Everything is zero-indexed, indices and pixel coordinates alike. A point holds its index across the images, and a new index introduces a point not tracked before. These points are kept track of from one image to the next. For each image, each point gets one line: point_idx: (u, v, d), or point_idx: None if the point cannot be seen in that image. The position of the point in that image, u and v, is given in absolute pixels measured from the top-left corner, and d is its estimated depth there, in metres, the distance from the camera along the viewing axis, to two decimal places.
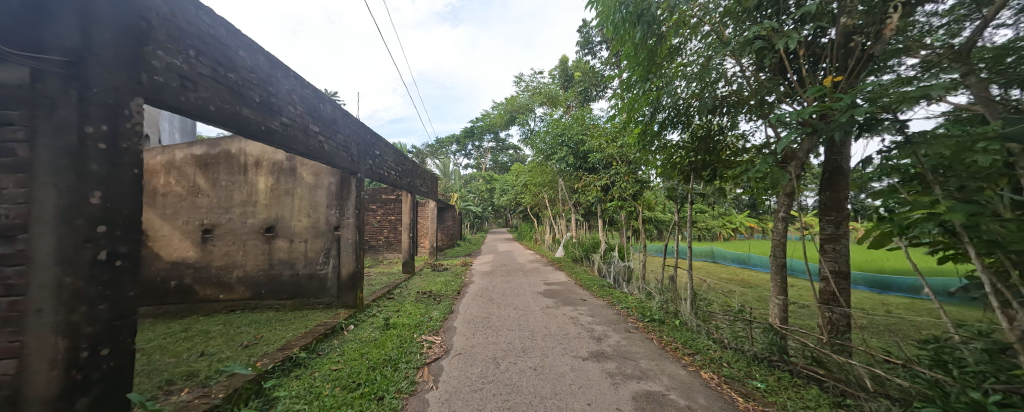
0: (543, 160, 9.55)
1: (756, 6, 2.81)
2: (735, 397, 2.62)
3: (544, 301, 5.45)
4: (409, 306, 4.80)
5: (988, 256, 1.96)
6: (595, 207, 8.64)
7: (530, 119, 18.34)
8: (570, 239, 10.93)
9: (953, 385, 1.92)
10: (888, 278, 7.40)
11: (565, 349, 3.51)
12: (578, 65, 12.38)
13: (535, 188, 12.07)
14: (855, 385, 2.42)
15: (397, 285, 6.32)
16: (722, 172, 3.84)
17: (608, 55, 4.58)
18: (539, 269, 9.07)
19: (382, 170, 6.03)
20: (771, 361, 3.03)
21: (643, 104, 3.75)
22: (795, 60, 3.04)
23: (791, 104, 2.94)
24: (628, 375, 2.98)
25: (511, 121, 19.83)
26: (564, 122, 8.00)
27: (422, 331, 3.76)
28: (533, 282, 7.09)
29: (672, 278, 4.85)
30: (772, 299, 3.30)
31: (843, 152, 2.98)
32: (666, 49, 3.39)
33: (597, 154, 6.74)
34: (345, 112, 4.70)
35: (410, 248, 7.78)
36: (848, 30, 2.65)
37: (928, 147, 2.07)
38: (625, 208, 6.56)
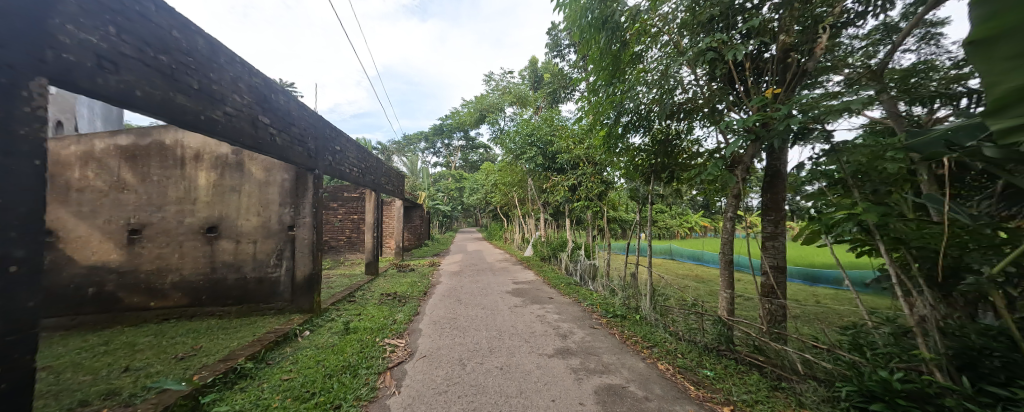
0: (513, 160, 9.61)
1: (709, 20, 3.02)
2: (687, 386, 2.79)
3: (511, 301, 5.47)
4: (371, 309, 4.60)
5: (894, 251, 2.25)
6: (563, 206, 8.84)
7: (501, 119, 18.38)
8: (539, 238, 11.10)
9: (866, 366, 2.18)
10: (818, 272, 8.29)
11: (531, 347, 3.55)
12: (548, 67, 12.62)
13: (505, 187, 12.11)
14: (789, 369, 2.68)
15: (360, 287, 6.04)
16: (679, 174, 4.07)
17: (576, 59, 4.69)
18: (508, 268, 9.10)
19: (343, 167, 5.73)
20: (720, 351, 3.26)
21: (608, 108, 3.88)
22: (743, 72, 3.30)
23: (739, 112, 3.18)
24: (591, 370, 3.07)
25: (481, 120, 19.76)
26: (533, 122, 8.10)
27: (385, 335, 3.63)
28: (502, 281, 7.10)
29: (633, 275, 5.07)
30: (721, 292, 3.56)
31: (782, 158, 3.27)
32: (629, 56, 3.53)
33: (565, 155, 6.90)
34: (301, 103, 4.40)
35: (374, 248, 7.48)
36: (787, 47, 2.91)
37: (850, 155, 2.33)
38: (591, 208, 6.77)
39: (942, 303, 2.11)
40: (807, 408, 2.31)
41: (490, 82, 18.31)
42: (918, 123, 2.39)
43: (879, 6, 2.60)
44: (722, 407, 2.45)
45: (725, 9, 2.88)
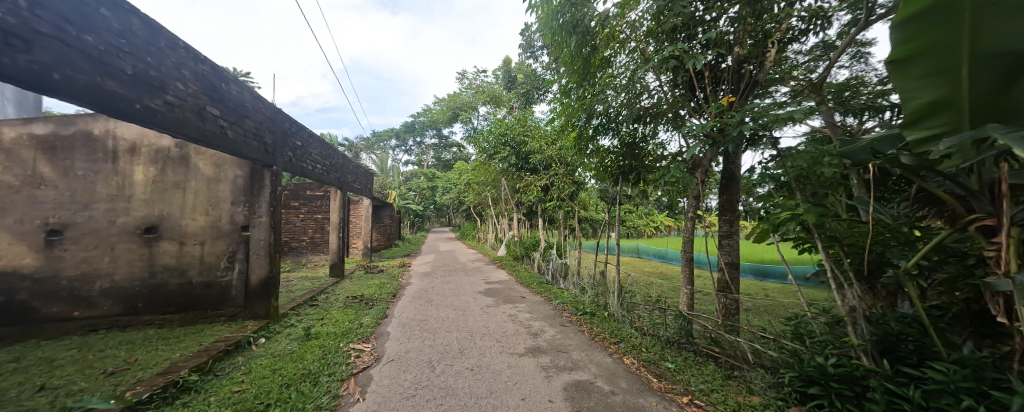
0: (486, 160, 9.57)
1: (672, 30, 3.18)
2: (650, 379, 2.92)
3: (483, 301, 5.44)
4: (336, 313, 4.39)
5: (830, 248, 2.48)
6: (536, 206, 8.92)
7: (475, 118, 18.29)
8: (512, 238, 11.14)
9: (805, 353, 2.39)
10: (767, 267, 8.98)
11: (502, 347, 3.55)
12: (522, 68, 12.73)
13: (479, 187, 12.04)
14: (741, 359, 2.88)
15: (324, 291, 5.75)
16: (645, 176, 4.24)
17: (549, 61, 4.75)
18: (481, 268, 9.06)
19: (305, 163, 5.42)
20: (681, 344, 3.43)
21: (579, 110, 3.97)
22: (702, 80, 3.49)
23: (699, 118, 3.37)
24: (561, 367, 3.12)
25: (454, 118, 19.54)
26: (507, 122, 8.11)
27: (350, 339, 3.47)
28: (475, 281, 7.05)
29: (602, 273, 5.22)
30: (681, 288, 3.75)
31: (736, 162, 3.51)
32: (598, 60, 3.63)
33: (537, 155, 6.98)
34: (256, 95, 4.10)
35: (340, 249, 7.16)
36: (741, 59, 3.13)
37: (793, 160, 2.54)
38: (562, 208, 6.89)
39: (865, 295, 2.37)
40: (755, 394, 2.52)
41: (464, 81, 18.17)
42: (851, 133, 2.65)
43: (819, 25, 2.86)
44: (682, 398, 2.59)
45: (686, 19, 3.04)
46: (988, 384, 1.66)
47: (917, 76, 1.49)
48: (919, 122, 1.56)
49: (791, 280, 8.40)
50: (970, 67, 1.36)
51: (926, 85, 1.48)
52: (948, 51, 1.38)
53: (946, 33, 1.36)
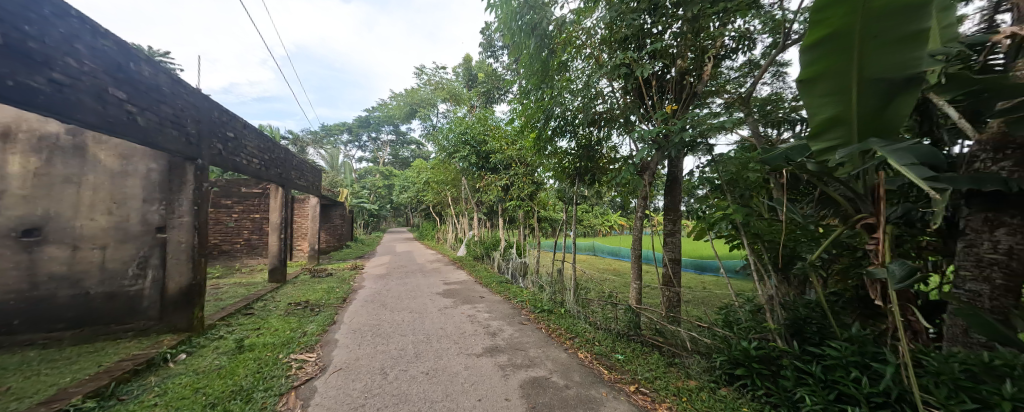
0: (446, 159, 9.38)
1: (623, 39, 3.36)
2: (602, 370, 3.06)
3: (440, 303, 5.31)
4: (275, 322, 4.02)
5: (754, 245, 2.78)
6: (496, 206, 8.94)
7: (435, 115, 17.88)
8: (472, 237, 11.04)
9: (733, 338, 2.67)
10: (704, 262, 9.89)
11: (459, 348, 3.50)
12: (482, 67, 12.72)
13: (439, 186, 11.76)
14: (681, 347, 3.14)
15: (262, 298, 5.23)
16: (599, 177, 4.45)
17: (509, 61, 4.78)
18: (440, 268, 8.84)
19: (237, 157, 4.88)
20: (630, 336, 3.64)
21: (538, 111, 4.04)
22: (650, 89, 3.74)
23: (646, 124, 3.61)
24: (517, 365, 3.16)
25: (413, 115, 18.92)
26: (468, 121, 8.03)
27: (291, 350, 3.19)
28: (433, 283, 6.88)
29: (560, 271, 5.37)
30: (631, 284, 3.97)
31: (679, 165, 3.80)
32: (556, 63, 3.73)
33: (498, 155, 7.01)
34: (174, 77, 3.61)
35: (281, 252, 6.58)
36: (683, 72, 3.41)
37: (726, 165, 2.81)
38: (522, 207, 6.99)
39: (781, 284, 2.68)
40: (692, 378, 2.76)
41: (424, 76, 17.67)
42: (772, 142, 3.00)
43: (746, 46, 3.20)
44: (629, 386, 2.76)
45: (636, 31, 3.23)
46: (869, 357, 1.97)
47: (819, 95, 1.78)
48: (820, 136, 1.85)
49: (724, 272, 9.34)
50: (857, 89, 1.67)
51: (827, 102, 1.77)
52: (841, 74, 1.68)
53: (839, 60, 1.66)
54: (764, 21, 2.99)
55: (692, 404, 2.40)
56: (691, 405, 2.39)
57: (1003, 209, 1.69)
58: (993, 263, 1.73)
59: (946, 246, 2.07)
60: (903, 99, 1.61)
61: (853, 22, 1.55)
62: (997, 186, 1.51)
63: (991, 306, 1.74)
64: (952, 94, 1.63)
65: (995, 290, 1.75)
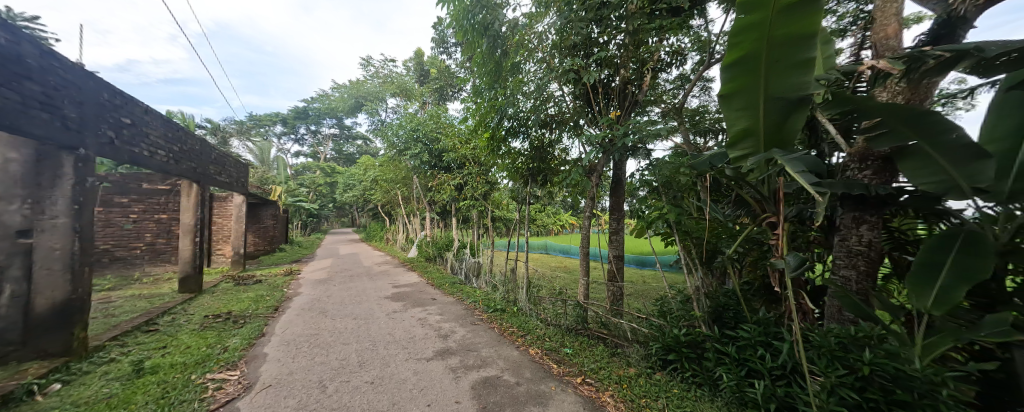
0: (396, 156, 8.97)
1: (573, 46, 3.50)
2: (551, 365, 3.17)
3: (388, 307, 5.06)
4: (188, 338, 3.49)
5: (685, 241, 3.09)
6: (450, 206, 8.77)
7: (382, 110, 17.26)
8: (424, 238, 10.70)
9: (667, 327, 2.94)
10: (644, 258, 10.74)
11: (409, 353, 3.37)
12: (435, 63, 12.41)
13: (388, 185, 11.21)
14: (623, 337, 3.37)
15: (171, 311, 4.51)
16: (550, 178, 4.58)
17: (461, 59, 4.72)
18: (389, 271, 8.42)
19: (136, 147, 4.14)
20: (577, 330, 3.82)
21: (491, 111, 4.06)
22: (597, 95, 3.94)
23: (593, 128, 3.81)
24: (469, 366, 3.13)
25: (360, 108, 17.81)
26: (419, 117, 7.86)
27: (207, 369, 2.79)
28: (381, 286, 6.52)
29: (512, 270, 5.42)
30: (580, 280, 4.15)
31: (622, 168, 4.07)
32: (508, 65, 3.76)
33: (451, 154, 6.89)
34: (45, 48, 2.94)
35: (196, 258, 5.76)
36: (626, 81, 3.66)
37: (663, 168, 3.09)
38: (475, 207, 6.93)
39: (706, 276, 3.02)
40: (632, 366, 2.98)
41: (372, 68, 16.74)
42: (700, 149, 3.36)
43: (678, 61, 3.55)
44: (576, 379, 2.89)
45: (584, 39, 3.38)
46: (771, 336, 2.30)
47: (735, 109, 2.02)
48: (736, 145, 2.10)
49: (659, 266, 10.32)
50: (763, 105, 1.95)
51: (740, 116, 2.02)
52: (750, 91, 1.94)
53: (748, 80, 1.92)
54: (693, 40, 3.33)
55: (632, 390, 2.59)
56: (630, 391, 2.57)
57: (865, 209, 2.12)
58: (858, 254, 2.16)
59: (827, 240, 2.51)
60: (796, 115, 1.90)
61: (759, 47, 1.80)
62: (861, 190, 1.86)
63: (858, 288, 2.18)
64: (835, 111, 1.87)
65: (860, 275, 2.17)
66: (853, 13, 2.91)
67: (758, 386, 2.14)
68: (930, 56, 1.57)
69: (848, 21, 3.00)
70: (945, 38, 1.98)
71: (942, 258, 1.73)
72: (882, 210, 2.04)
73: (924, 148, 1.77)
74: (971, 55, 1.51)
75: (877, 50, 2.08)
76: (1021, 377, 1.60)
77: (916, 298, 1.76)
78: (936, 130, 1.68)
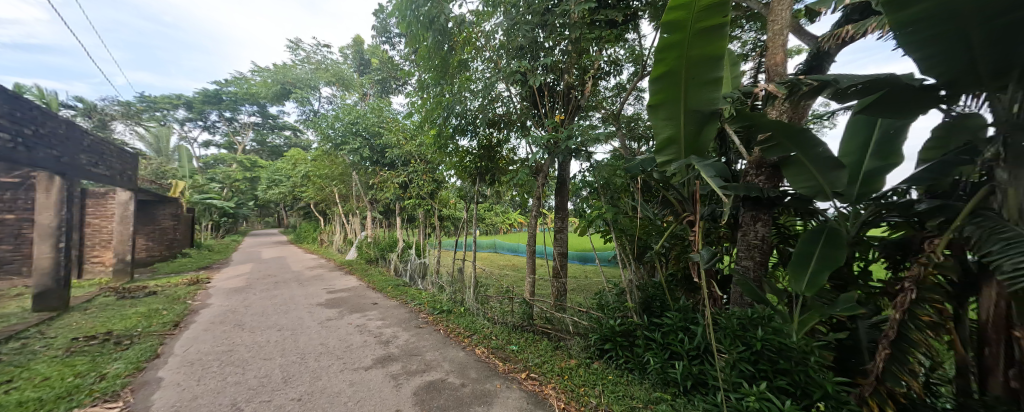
0: (332, 150, 8.29)
1: (519, 48, 3.56)
2: (497, 363, 3.19)
3: (321, 315, 4.64)
4: (46, 369, 2.79)
5: (621, 238, 3.33)
6: (394, 204, 8.35)
7: (314, 99, 16.21)
8: (364, 238, 10.02)
9: (603, 318, 3.14)
10: (586, 254, 11.45)
11: (344, 364, 3.12)
12: (377, 53, 11.79)
13: (323, 181, 10.25)
14: (565, 330, 3.53)
15: (21, 337, 3.57)
16: (498, 177, 4.59)
17: (406, 51, 4.50)
18: (323, 276, 7.71)
19: None
20: (523, 327, 3.90)
21: (437, 107, 3.95)
22: (542, 98, 4.05)
23: (539, 130, 3.92)
24: (412, 371, 3.01)
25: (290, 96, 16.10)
26: (359, 110, 7.60)
27: (74, 404, 2.27)
28: (314, 292, 5.95)
29: (460, 270, 5.33)
30: (526, 277, 4.24)
31: (565, 169, 4.25)
32: (455, 61, 3.69)
33: (395, 150, 6.58)
34: None
35: (58, 268, 4.64)
36: (569, 86, 3.83)
37: (602, 170, 3.30)
38: (421, 206, 6.69)
39: (637, 270, 3.29)
40: (573, 357, 3.14)
41: (305, 53, 15.28)
42: (634, 154, 3.66)
43: (615, 71, 3.83)
44: (520, 375, 2.95)
45: (530, 42, 3.45)
46: (689, 321, 2.60)
47: (662, 119, 2.23)
48: (662, 151, 2.33)
49: (599, 262, 11.09)
50: (684, 116, 2.18)
51: (665, 125, 2.24)
52: (673, 103, 2.16)
53: (671, 92, 2.13)
54: (628, 53, 3.62)
55: (572, 381, 2.72)
56: (571, 381, 2.70)
57: (760, 209, 2.50)
58: (754, 247, 2.55)
59: (731, 235, 2.92)
60: (709, 126, 2.17)
61: (679, 64, 2.01)
62: (757, 193, 2.20)
63: (755, 275, 2.56)
64: (739, 124, 2.18)
65: (756, 264, 2.56)
66: (753, 41, 3.42)
67: (678, 367, 2.41)
68: (805, 82, 1.89)
69: (749, 47, 3.52)
70: (816, 69, 2.44)
71: (812, 250, 2.10)
72: (771, 209, 2.43)
73: (800, 158, 2.13)
74: (829, 85, 1.86)
75: (769, 74, 2.47)
76: (862, 341, 2.04)
77: (794, 283, 2.12)
78: (809, 144, 2.05)
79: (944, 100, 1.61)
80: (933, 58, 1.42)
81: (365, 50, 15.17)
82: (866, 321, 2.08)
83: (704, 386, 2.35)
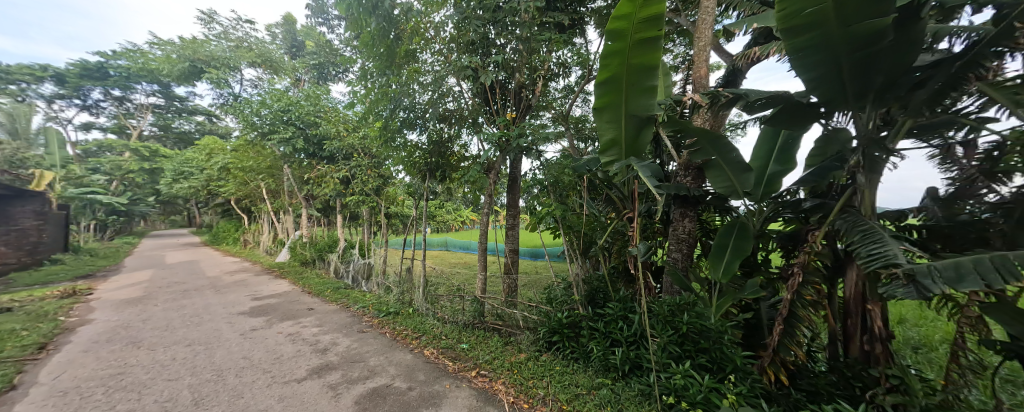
0: (259, 140, 7.38)
1: (471, 43, 3.50)
2: (446, 363, 3.12)
3: (245, 325, 4.12)
4: None
5: (569, 235, 3.47)
6: (334, 201, 7.72)
7: (236, 81, 14.24)
8: (299, 238, 9.10)
9: (551, 312, 3.25)
10: (537, 250, 11.76)
11: (274, 377, 2.81)
12: (314, 35, 10.77)
13: (247, 175, 9.07)
14: (515, 325, 3.58)
15: None
16: (450, 174, 4.47)
17: (348, 35, 4.18)
18: (248, 281, 6.84)
19: None
20: (474, 325, 3.87)
21: (383, 98, 3.73)
22: (494, 95, 4.04)
23: (491, 127, 3.90)
24: (352, 379, 2.81)
25: (204, 76, 13.91)
26: (291, 96, 6.88)
27: None
28: (237, 300, 5.26)
29: (409, 269, 5.11)
30: (478, 275, 4.22)
31: (516, 167, 4.30)
32: (402, 51, 3.51)
33: (334, 142, 6.07)
34: None
35: None
36: (521, 85, 3.87)
37: (552, 169, 3.40)
38: (366, 203, 6.27)
39: (584, 264, 3.45)
40: (523, 351, 3.20)
41: (224, 28, 13.34)
42: (581, 154, 3.83)
43: (564, 73, 3.97)
44: (470, 373, 2.93)
45: (481, 38, 3.41)
46: (627, 309, 2.81)
47: (605, 121, 2.37)
48: (606, 151, 2.47)
49: (549, 257, 11.47)
50: (624, 120, 2.33)
51: (608, 127, 2.38)
52: (615, 107, 2.30)
53: (613, 96, 2.27)
54: (575, 56, 3.77)
55: (521, 374, 2.77)
56: (520, 375, 2.76)
57: (687, 207, 2.78)
58: (682, 240, 2.83)
59: (664, 230, 3.20)
60: (646, 131, 2.36)
61: (620, 71, 2.14)
62: (685, 192, 2.44)
63: (683, 266, 2.85)
64: (671, 129, 2.39)
65: (684, 256, 2.84)
66: (683, 55, 3.79)
67: (618, 353, 2.60)
68: (722, 94, 2.14)
69: (680, 60, 3.89)
70: (731, 83, 2.75)
71: (726, 242, 2.38)
72: (696, 207, 2.72)
73: (719, 162, 2.41)
74: (741, 99, 2.12)
75: (695, 86, 2.74)
76: (763, 319, 2.39)
77: (712, 271, 2.39)
78: (726, 149, 2.32)
79: (823, 116, 1.93)
80: (815, 81, 1.70)
81: (298, 31, 13.73)
82: (766, 302, 2.44)
83: (639, 368, 2.56)
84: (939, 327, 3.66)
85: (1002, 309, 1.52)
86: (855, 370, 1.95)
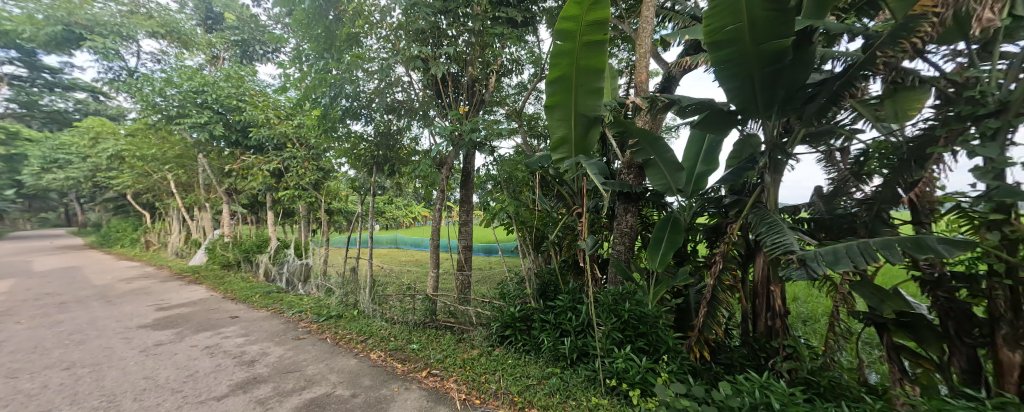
0: (165, 125, 6.31)
1: (420, 32, 3.35)
2: (395, 365, 2.99)
3: (149, 340, 3.52)
4: None
5: (522, 230, 3.52)
6: (265, 196, 6.92)
7: (133, 54, 11.97)
8: (219, 238, 7.99)
9: (504, 306, 3.27)
10: (492, 245, 11.78)
11: (186, 397, 2.45)
12: (236, 7, 9.45)
13: (151, 165, 7.72)
14: (468, 322, 3.55)
15: None
16: (399, 168, 4.25)
17: (278, 11, 3.74)
18: (152, 289, 5.84)
19: None
20: (426, 324, 3.76)
21: (321, 84, 3.41)
22: (446, 87, 3.92)
23: (443, 120, 3.80)
24: (286, 391, 2.56)
25: (87, 44, 11.45)
26: (208, 76, 5.98)
27: None
28: (139, 312, 4.48)
29: (353, 269, 4.78)
30: (430, 272, 4.09)
31: (469, 161, 4.24)
32: (344, 33, 3.24)
33: (263, 130, 5.42)
34: None
35: None
36: (474, 79, 3.81)
37: (506, 164, 3.41)
38: (303, 198, 5.72)
39: (536, 259, 3.53)
40: (476, 347, 3.18)
41: None
42: (534, 150, 3.90)
43: (517, 69, 3.99)
44: (421, 373, 2.84)
45: (432, 27, 3.28)
46: (576, 300, 2.94)
47: (556, 120, 2.44)
48: (557, 149, 2.54)
49: (503, 252, 11.56)
50: (574, 119, 2.42)
51: (559, 126, 2.45)
52: (566, 107, 2.38)
53: (564, 96, 2.34)
54: (528, 54, 3.82)
55: (473, 370, 2.76)
56: (472, 371, 2.74)
57: (629, 202, 2.97)
58: (625, 233, 3.03)
59: (610, 224, 3.40)
60: (593, 131, 2.47)
61: (570, 72, 2.21)
62: (627, 189, 2.60)
63: (625, 257, 3.05)
64: (616, 129, 2.53)
65: (626, 248, 3.04)
66: (627, 61, 4.04)
67: (567, 343, 2.72)
68: (659, 99, 2.32)
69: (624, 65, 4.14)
70: (667, 89, 3.00)
71: (662, 235, 2.59)
72: (637, 202, 2.92)
73: (657, 161, 2.61)
74: (675, 104, 2.31)
75: (637, 90, 2.93)
76: (692, 303, 2.68)
77: (650, 261, 2.59)
78: (662, 149, 2.53)
79: (739, 122, 2.19)
80: (734, 91, 1.92)
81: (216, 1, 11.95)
82: (694, 287, 2.74)
83: (586, 355, 2.70)
84: (821, 303, 4.43)
85: (865, 285, 1.88)
86: (761, 342, 2.29)
